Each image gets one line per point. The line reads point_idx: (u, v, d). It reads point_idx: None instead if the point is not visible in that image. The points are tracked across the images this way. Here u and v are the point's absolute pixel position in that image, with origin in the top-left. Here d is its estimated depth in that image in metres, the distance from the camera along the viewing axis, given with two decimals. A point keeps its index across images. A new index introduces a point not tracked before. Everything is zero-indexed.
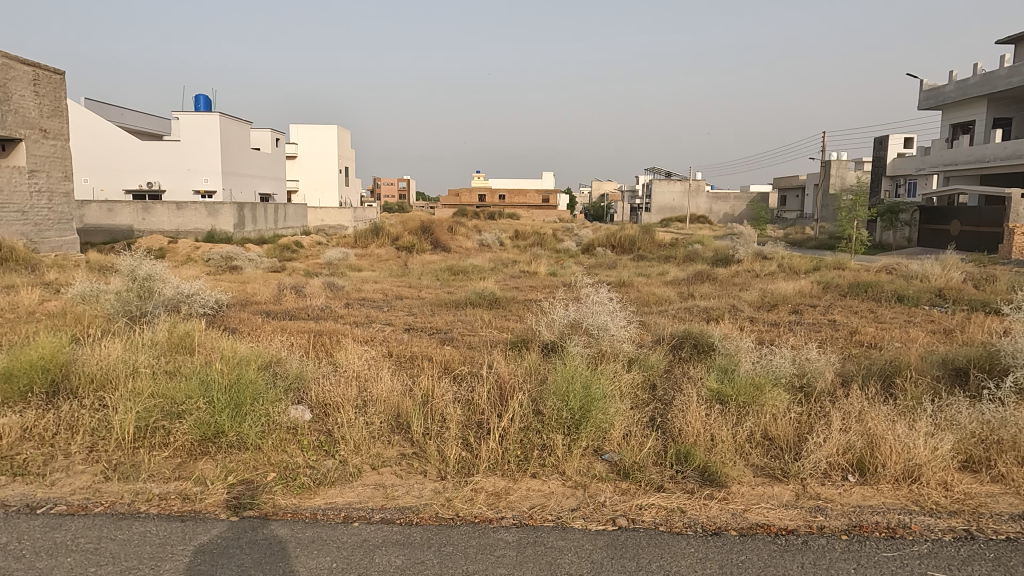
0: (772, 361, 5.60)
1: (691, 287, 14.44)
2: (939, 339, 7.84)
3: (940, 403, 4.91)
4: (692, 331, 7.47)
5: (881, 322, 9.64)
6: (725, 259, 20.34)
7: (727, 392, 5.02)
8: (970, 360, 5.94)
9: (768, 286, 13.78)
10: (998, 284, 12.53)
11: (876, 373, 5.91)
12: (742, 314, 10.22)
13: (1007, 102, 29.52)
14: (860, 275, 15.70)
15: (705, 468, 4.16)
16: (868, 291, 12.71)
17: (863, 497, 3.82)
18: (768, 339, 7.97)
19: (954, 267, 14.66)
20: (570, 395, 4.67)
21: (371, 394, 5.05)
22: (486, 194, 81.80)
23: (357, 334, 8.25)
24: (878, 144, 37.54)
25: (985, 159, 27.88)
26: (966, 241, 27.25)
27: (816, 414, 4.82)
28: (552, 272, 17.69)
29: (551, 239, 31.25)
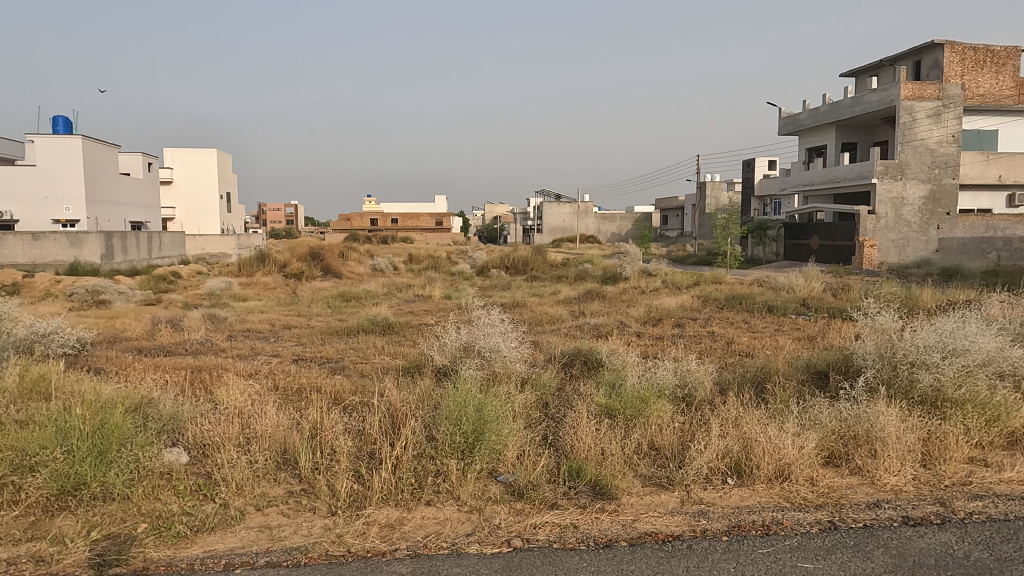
0: (656, 374, 5.85)
1: (581, 304, 14.93)
2: (803, 345, 8.55)
3: (804, 404, 5.33)
4: (581, 349, 7.68)
5: (754, 331, 10.37)
6: (613, 277, 21.23)
7: (615, 406, 5.19)
8: (829, 364, 6.50)
9: (653, 302, 14.51)
10: (852, 293, 13.85)
11: (750, 381, 6.31)
12: (628, 329, 10.67)
13: (852, 128, 32.68)
14: (734, 288, 16.87)
15: (596, 483, 4.27)
16: (741, 303, 13.67)
17: (741, 499, 4.06)
18: (652, 352, 8.37)
19: (814, 278, 16.04)
20: (462, 419, 4.64)
21: (255, 432, 4.79)
22: (379, 219, 80.97)
23: (239, 368, 7.84)
24: (745, 167, 40.73)
25: (836, 180, 30.69)
26: (824, 254, 29.89)
27: (697, 422, 5.07)
28: (447, 295, 17.71)
29: (445, 262, 31.21)
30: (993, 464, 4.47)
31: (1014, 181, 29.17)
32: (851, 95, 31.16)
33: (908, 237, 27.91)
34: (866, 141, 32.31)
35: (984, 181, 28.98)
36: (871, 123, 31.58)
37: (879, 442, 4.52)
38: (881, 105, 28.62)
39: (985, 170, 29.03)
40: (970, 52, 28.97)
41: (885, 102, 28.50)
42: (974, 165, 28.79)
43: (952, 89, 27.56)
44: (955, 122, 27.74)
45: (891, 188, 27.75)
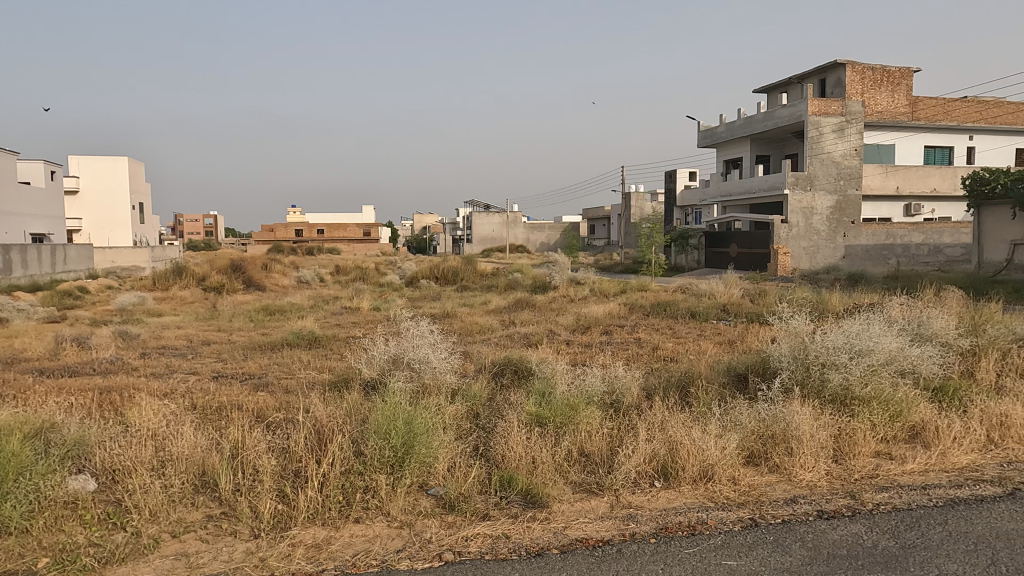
0: (585, 382, 5.92)
1: (511, 314, 15.01)
2: (724, 349, 8.90)
3: (725, 406, 5.53)
4: (511, 358, 7.72)
5: (678, 337, 10.71)
6: (543, 286, 21.48)
7: (545, 414, 5.23)
8: (748, 367, 6.78)
9: (581, 310, 14.76)
10: (768, 298, 14.54)
11: (674, 385, 6.50)
12: (558, 338, 10.81)
13: (765, 141, 34.37)
14: (659, 295, 17.39)
15: (527, 491, 4.28)
16: (666, 309, 14.10)
17: (667, 501, 4.16)
18: (581, 360, 8.50)
19: (733, 284, 16.76)
20: (391, 432, 4.55)
21: (170, 454, 4.54)
22: (304, 230, 78.99)
23: (153, 387, 7.43)
24: (667, 178, 42.14)
25: (752, 191, 32.16)
26: (742, 261, 31.22)
27: (624, 428, 5.17)
28: (375, 306, 17.43)
29: (374, 274, 30.70)
30: (897, 457, 4.76)
31: (910, 192, 31.37)
32: (764, 110, 32.79)
33: (818, 244, 29.54)
34: (777, 154, 34.05)
35: (883, 192, 31.04)
36: (782, 137, 33.32)
37: (795, 440, 4.74)
38: (791, 120, 30.26)
39: (885, 182, 31.10)
40: (869, 72, 31.04)
41: (794, 118, 30.15)
42: (875, 178, 30.77)
43: (854, 105, 29.88)
44: (857, 137, 30.00)
45: (801, 199, 29.34)
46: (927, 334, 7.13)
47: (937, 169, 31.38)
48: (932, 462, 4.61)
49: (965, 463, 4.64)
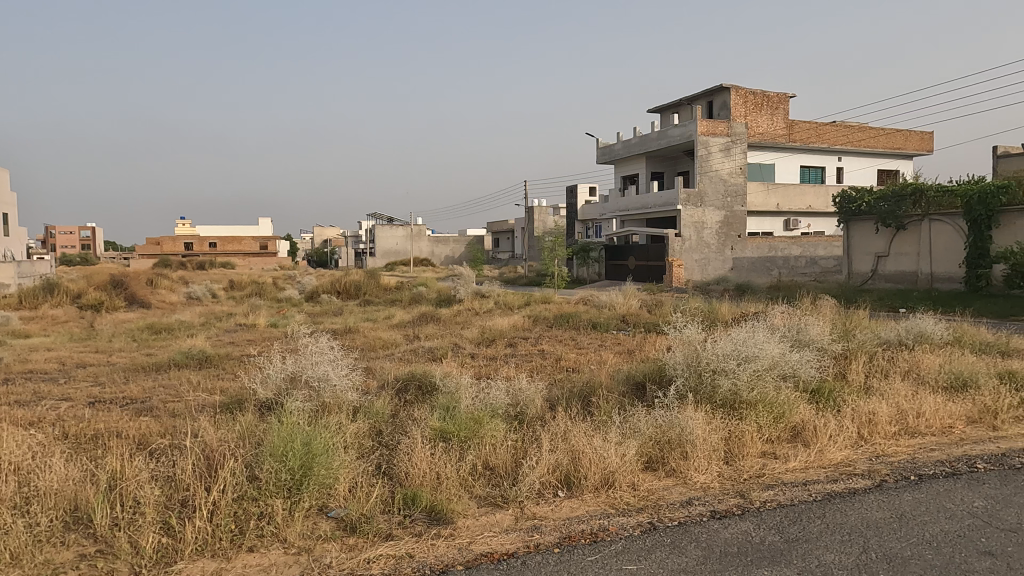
0: (489, 395, 5.93)
1: (416, 328, 14.83)
2: (623, 358, 9.20)
3: (625, 414, 5.70)
4: (416, 373, 7.62)
5: (580, 347, 10.98)
6: (447, 299, 21.40)
7: (449, 429, 5.18)
8: (645, 375, 7.04)
9: (486, 323, 14.81)
10: (663, 308, 15.18)
11: (577, 395, 6.63)
12: (463, 351, 10.79)
13: (659, 159, 36.03)
14: (562, 307, 17.75)
15: (432, 508, 4.22)
16: (569, 321, 14.41)
17: (570, 509, 4.22)
18: (485, 373, 8.51)
19: (632, 295, 17.41)
20: (288, 454, 4.36)
21: (37, 490, 4.13)
22: (195, 243, 74.86)
23: (18, 416, 6.74)
24: (568, 193, 43.26)
25: (648, 206, 33.56)
26: (640, 273, 32.46)
27: (528, 439, 5.21)
28: (272, 323, 16.72)
29: (271, 288, 29.45)
30: (780, 455, 5.08)
31: (789, 208, 33.80)
32: (657, 129, 34.39)
33: (709, 257, 31.23)
34: (670, 171, 35.80)
35: (766, 208, 33.28)
36: (674, 155, 35.06)
37: (689, 444, 4.95)
38: (682, 139, 31.93)
39: (767, 199, 33.36)
40: (751, 96, 33.24)
41: (685, 137, 31.83)
42: (758, 195, 32.93)
43: (738, 127, 32.04)
44: (741, 156, 32.09)
45: (693, 214, 30.98)
46: (805, 340, 7.70)
47: (812, 188, 34.04)
48: (812, 459, 4.95)
49: (840, 458, 5.02)
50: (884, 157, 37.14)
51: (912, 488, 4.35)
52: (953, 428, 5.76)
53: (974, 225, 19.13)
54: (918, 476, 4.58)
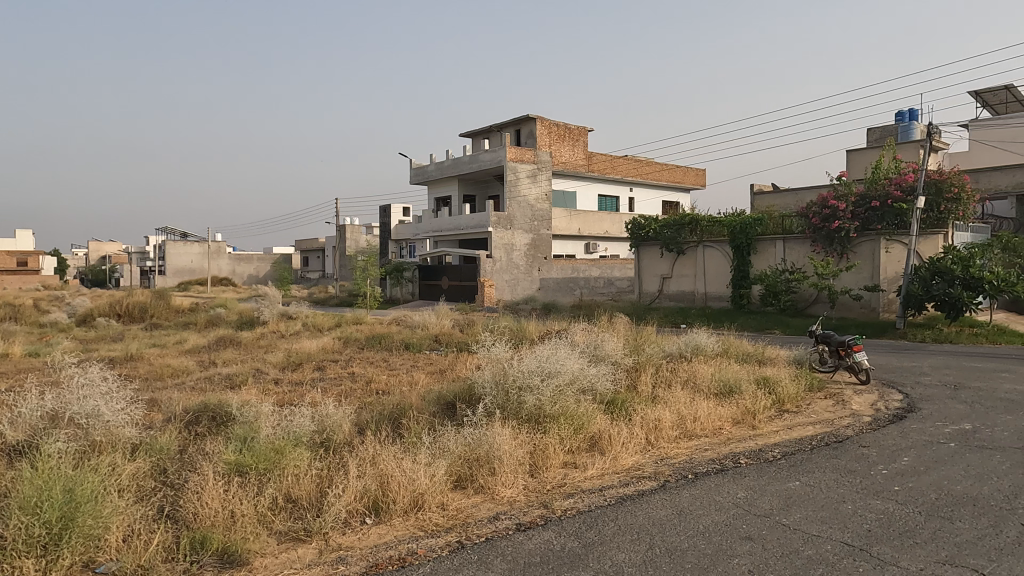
0: (292, 422, 5.60)
1: (211, 353, 13.62)
2: (434, 379, 9.22)
3: (435, 434, 5.71)
4: (209, 403, 6.97)
5: (392, 369, 10.80)
6: (250, 322, 19.99)
7: (247, 462, 4.80)
8: (455, 395, 7.12)
9: (293, 346, 14.04)
10: (475, 328, 15.54)
11: (387, 418, 6.51)
12: (265, 377, 10.10)
13: (470, 182, 37.02)
14: (374, 328, 17.41)
15: (224, 551, 3.87)
16: (380, 342, 14.16)
17: (378, 536, 4.11)
18: (288, 400, 8.03)
19: (445, 316, 17.58)
20: (44, 505, 3.74)
21: None
22: None
23: None
24: (382, 213, 42.77)
25: (461, 227, 34.29)
26: (453, 293, 32.93)
27: (335, 467, 5.01)
28: (31, 352, 14.36)
29: (30, 312, 25.33)
30: (579, 465, 5.42)
31: (589, 233, 36.47)
32: (469, 153, 35.37)
33: (518, 278, 32.65)
34: (482, 194, 36.96)
35: (569, 233, 35.57)
36: (486, 179, 36.30)
37: (496, 460, 5.07)
38: (492, 164, 33.22)
39: (569, 224, 35.68)
40: (554, 127, 35.56)
41: (495, 162, 33.14)
42: (562, 219, 35.10)
43: (544, 155, 34.23)
44: (546, 183, 34.24)
45: (502, 236, 32.30)
46: (601, 356, 8.32)
47: (608, 215, 37.07)
48: (607, 466, 5.34)
49: (631, 463, 5.47)
50: (667, 190, 41.66)
51: (689, 486, 4.87)
52: (722, 430, 6.57)
53: (738, 252, 22.18)
54: (694, 474, 5.15)
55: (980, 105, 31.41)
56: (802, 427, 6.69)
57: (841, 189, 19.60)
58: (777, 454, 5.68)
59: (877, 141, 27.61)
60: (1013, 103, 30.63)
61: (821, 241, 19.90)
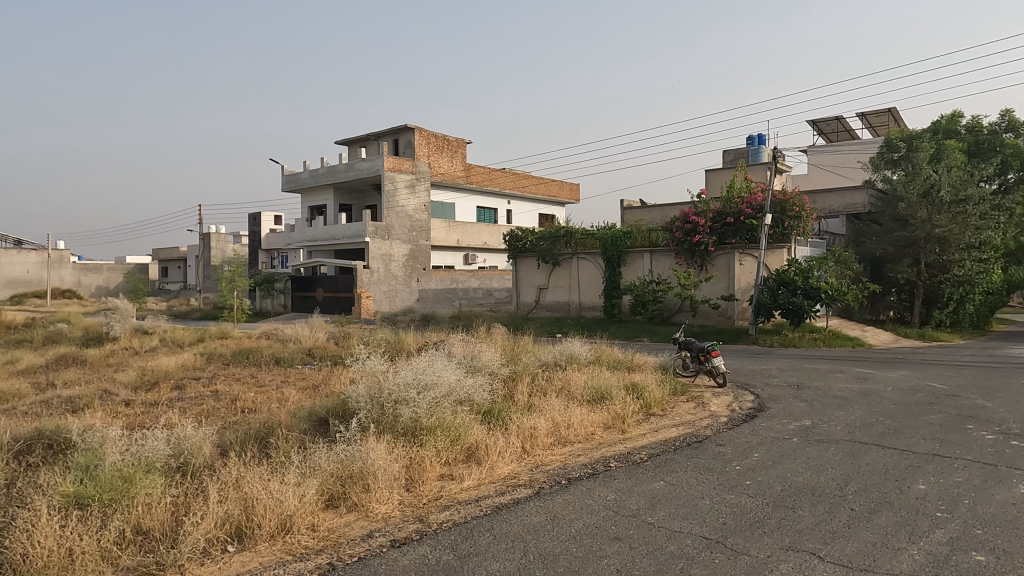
0: (143, 446, 5.15)
1: (50, 374, 12.26)
2: (306, 394, 8.84)
3: (305, 452, 5.47)
4: (44, 430, 6.26)
5: (260, 385, 10.24)
6: (97, 339, 18.19)
7: (89, 493, 4.36)
8: (328, 410, 6.87)
9: (148, 363, 12.94)
10: (351, 340, 15.11)
11: (253, 438, 6.16)
12: (115, 398, 9.22)
13: (346, 191, 36.08)
14: (241, 342, 16.44)
15: None
16: (248, 357, 13.39)
17: (241, 565, 3.87)
18: (140, 423, 7.37)
19: (319, 328, 16.95)
20: None
21: None
22: None
23: None
24: (251, 221, 40.62)
25: (336, 237, 33.33)
26: (327, 305, 31.83)
27: (193, 492, 4.66)
28: None
29: None
30: (456, 476, 5.40)
31: (468, 244, 36.69)
32: (345, 161, 34.49)
33: (396, 289, 32.27)
34: (359, 204, 36.14)
35: (448, 244, 35.57)
36: (363, 189, 35.58)
37: (371, 476, 4.94)
38: (369, 173, 32.67)
39: (448, 235, 35.70)
40: (433, 139, 35.55)
41: (372, 171, 32.60)
42: (440, 231, 35.04)
43: (422, 166, 34.07)
44: (424, 194, 34.08)
45: (380, 246, 31.85)
46: (478, 366, 8.38)
47: (487, 227, 37.47)
48: (483, 476, 5.36)
49: (507, 472, 5.53)
50: (544, 203, 42.84)
51: (562, 491, 5.00)
52: (594, 435, 6.81)
53: (609, 263, 23.19)
54: (567, 479, 5.30)
55: (816, 133, 35.02)
56: (667, 429, 7.09)
57: (700, 206, 21.09)
58: (645, 456, 5.98)
59: (731, 163, 29.99)
60: (843, 133, 34.43)
61: (684, 254, 21.27)
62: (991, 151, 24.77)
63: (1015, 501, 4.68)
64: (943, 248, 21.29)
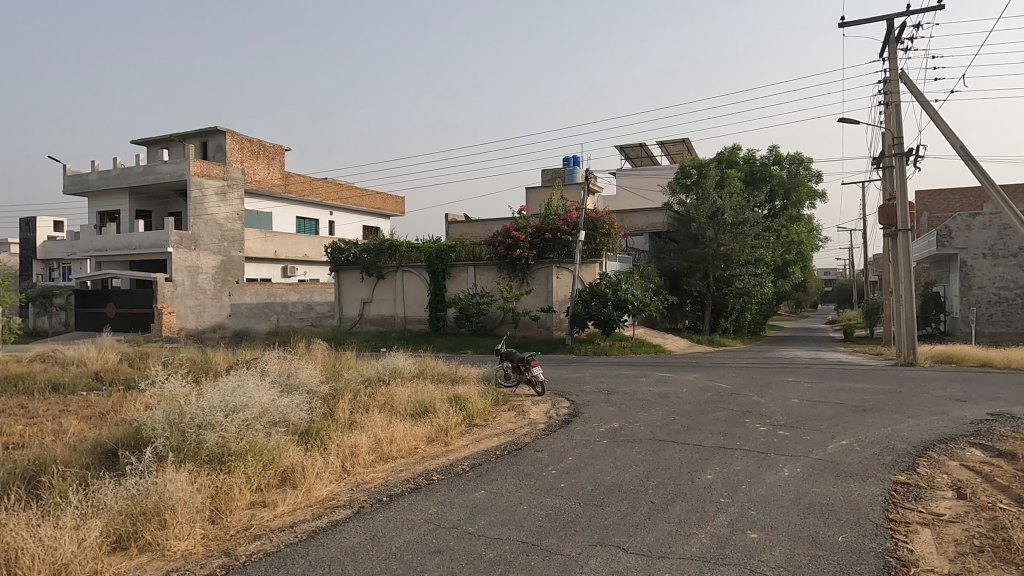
0: None
1: None
2: (91, 424, 7.80)
3: (86, 490, 4.83)
4: None
5: (32, 416, 8.84)
6: None
7: None
8: (118, 440, 6.14)
9: None
10: (148, 361, 13.63)
11: (20, 478, 5.31)
12: None
13: (145, 196, 32.61)
14: (8, 367, 14.08)
15: None
16: (16, 384, 11.51)
17: None
18: None
19: (109, 349, 15.06)
20: None
21: None
22: None
23: None
24: (24, 227, 35.17)
25: (132, 246, 30.08)
26: (120, 322, 28.38)
27: None
28: None
29: None
30: (269, 502, 5.07)
31: (286, 256, 34.84)
32: (143, 163, 31.21)
33: (204, 303, 29.94)
34: (160, 211, 32.87)
35: (264, 255, 33.51)
36: (165, 194, 32.53)
37: (168, 511, 4.47)
38: (173, 177, 30.06)
39: (264, 246, 33.64)
40: (246, 144, 33.48)
41: (176, 175, 29.97)
42: (255, 241, 32.95)
43: (234, 171, 31.64)
44: (238, 202, 31.82)
45: (185, 257, 29.64)
46: (294, 385, 7.99)
47: (307, 238, 35.85)
48: (299, 500, 5.09)
49: (325, 494, 5.29)
50: (368, 216, 42.03)
51: (383, 509, 4.91)
52: (417, 448, 6.77)
53: (434, 277, 23.28)
54: (389, 496, 5.20)
55: (624, 157, 38.14)
56: (489, 439, 7.25)
57: (521, 222, 21.93)
58: (467, 466, 6.06)
59: (549, 182, 31.64)
60: (645, 158, 37.85)
61: (506, 267, 21.98)
62: (763, 180, 28.66)
63: (781, 483, 5.43)
64: (727, 263, 24.18)
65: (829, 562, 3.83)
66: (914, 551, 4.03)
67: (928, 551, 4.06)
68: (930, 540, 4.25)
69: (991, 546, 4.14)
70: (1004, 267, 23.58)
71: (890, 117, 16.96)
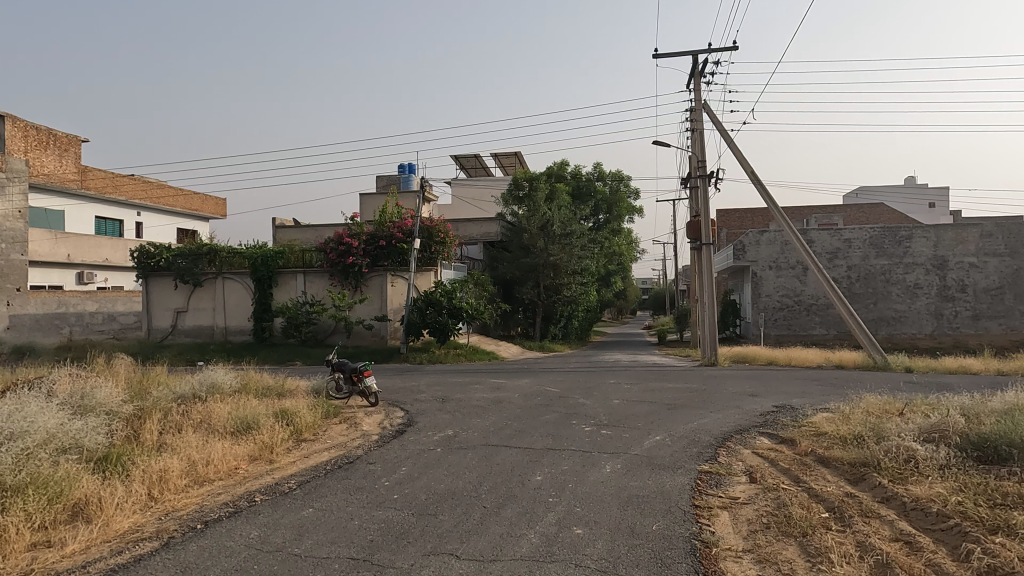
0: None
1: None
2: None
3: None
4: None
5: None
6: None
7: None
8: None
9: None
10: None
11: None
12: None
13: None
14: None
15: None
16: None
17: None
18: None
19: None
20: None
21: None
22: None
23: None
24: None
25: None
26: None
27: None
28: None
29: None
30: (55, 541, 4.42)
31: (82, 261, 30.88)
32: None
33: None
34: None
35: (54, 259, 29.38)
36: None
37: None
38: None
39: (54, 249, 29.54)
40: (31, 131, 29.34)
41: None
42: (42, 243, 28.86)
43: (15, 163, 27.58)
44: (19, 197, 27.67)
45: None
46: (90, 406, 7.10)
47: (109, 240, 32.08)
48: (94, 536, 4.51)
49: (127, 526, 4.74)
50: (182, 217, 38.56)
51: (197, 537, 4.49)
52: (237, 469, 6.30)
53: (259, 284, 21.87)
54: (203, 523, 4.78)
55: (459, 168, 38.65)
56: (318, 454, 6.94)
57: (354, 228, 21.38)
58: (294, 485, 5.74)
59: (383, 188, 31.19)
60: (480, 169, 38.67)
61: (338, 275, 21.27)
62: (588, 195, 30.47)
63: (603, 479, 5.78)
64: (556, 272, 25.37)
65: (644, 550, 4.13)
66: (715, 533, 4.48)
67: (725, 531, 4.54)
68: (728, 521, 4.75)
69: (776, 522, 4.72)
70: (785, 277, 27.15)
71: (694, 142, 18.83)
